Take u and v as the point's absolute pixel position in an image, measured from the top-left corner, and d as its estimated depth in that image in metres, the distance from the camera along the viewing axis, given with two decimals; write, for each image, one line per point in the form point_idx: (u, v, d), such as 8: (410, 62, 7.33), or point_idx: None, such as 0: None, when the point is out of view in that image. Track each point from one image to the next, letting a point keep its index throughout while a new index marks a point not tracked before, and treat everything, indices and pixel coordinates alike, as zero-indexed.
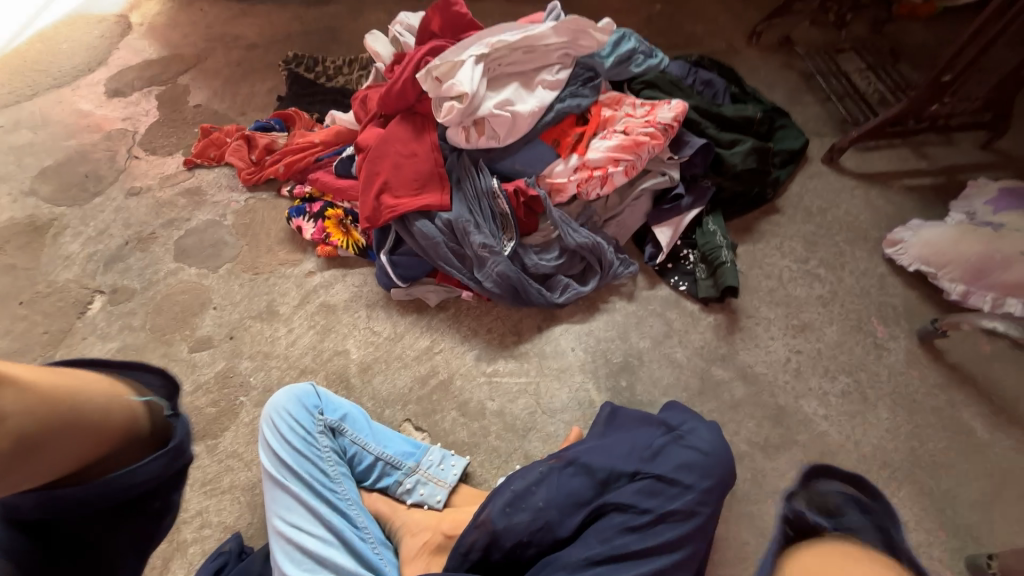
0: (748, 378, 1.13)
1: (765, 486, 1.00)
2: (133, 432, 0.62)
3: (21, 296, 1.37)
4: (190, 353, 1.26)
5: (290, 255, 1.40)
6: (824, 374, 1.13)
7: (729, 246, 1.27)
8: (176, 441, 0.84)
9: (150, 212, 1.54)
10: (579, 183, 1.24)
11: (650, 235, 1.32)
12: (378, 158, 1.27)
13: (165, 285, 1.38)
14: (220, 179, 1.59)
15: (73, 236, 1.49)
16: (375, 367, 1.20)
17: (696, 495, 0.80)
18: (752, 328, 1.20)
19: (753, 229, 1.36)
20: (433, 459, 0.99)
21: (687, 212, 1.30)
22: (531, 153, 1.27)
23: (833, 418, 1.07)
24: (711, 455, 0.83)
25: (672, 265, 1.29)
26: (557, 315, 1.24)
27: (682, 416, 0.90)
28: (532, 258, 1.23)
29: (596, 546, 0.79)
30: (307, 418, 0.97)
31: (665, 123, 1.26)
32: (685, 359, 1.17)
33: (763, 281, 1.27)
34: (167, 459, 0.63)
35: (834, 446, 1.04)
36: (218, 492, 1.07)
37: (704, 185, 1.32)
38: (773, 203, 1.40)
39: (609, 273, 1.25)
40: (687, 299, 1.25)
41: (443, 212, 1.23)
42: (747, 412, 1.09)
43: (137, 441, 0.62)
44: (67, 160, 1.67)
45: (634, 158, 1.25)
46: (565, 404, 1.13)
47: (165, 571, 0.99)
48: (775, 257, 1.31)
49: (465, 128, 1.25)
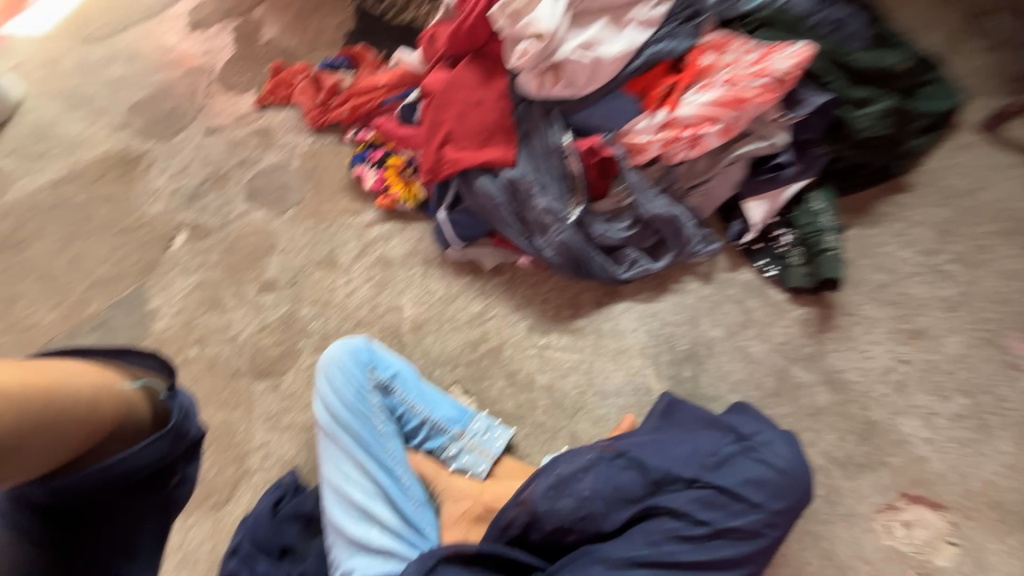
0: (837, 385, 0.99)
1: (839, 507, 0.90)
2: (128, 416, 0.69)
3: (118, 226, 1.48)
4: (259, 294, 1.31)
5: (351, 204, 1.39)
6: (933, 392, 0.96)
7: (835, 229, 1.08)
8: (181, 420, 0.73)
9: (225, 151, 1.58)
10: (664, 143, 1.09)
11: (738, 209, 1.15)
12: (443, 105, 1.18)
13: (238, 226, 1.43)
14: (288, 121, 1.59)
15: (159, 172, 1.57)
16: (427, 326, 1.19)
17: (762, 516, 0.74)
18: (850, 328, 1.03)
19: (870, 210, 1.14)
20: (478, 427, 0.98)
21: (789, 184, 1.10)
22: (610, 105, 1.13)
23: (937, 444, 0.92)
24: (786, 474, 0.75)
25: (760, 246, 1.12)
26: (619, 291, 1.14)
27: (755, 425, 0.80)
28: (599, 227, 1.12)
29: (641, 546, 0.75)
30: (360, 373, 0.98)
31: (781, 73, 1.05)
32: (762, 355, 1.04)
33: (873, 274, 1.07)
34: (168, 442, 0.71)
35: (932, 475, 0.90)
36: (281, 427, 1.15)
37: (815, 152, 1.11)
38: (900, 180, 1.15)
39: (685, 250, 1.11)
40: (773, 287, 1.10)
41: (507, 169, 1.14)
42: (829, 423, 0.96)
43: (132, 427, 0.69)
44: (154, 95, 1.73)
45: (734, 117, 1.07)
46: (619, 388, 1.06)
47: (236, 491, 1.10)
48: (892, 246, 1.10)
49: (539, 73, 1.11)
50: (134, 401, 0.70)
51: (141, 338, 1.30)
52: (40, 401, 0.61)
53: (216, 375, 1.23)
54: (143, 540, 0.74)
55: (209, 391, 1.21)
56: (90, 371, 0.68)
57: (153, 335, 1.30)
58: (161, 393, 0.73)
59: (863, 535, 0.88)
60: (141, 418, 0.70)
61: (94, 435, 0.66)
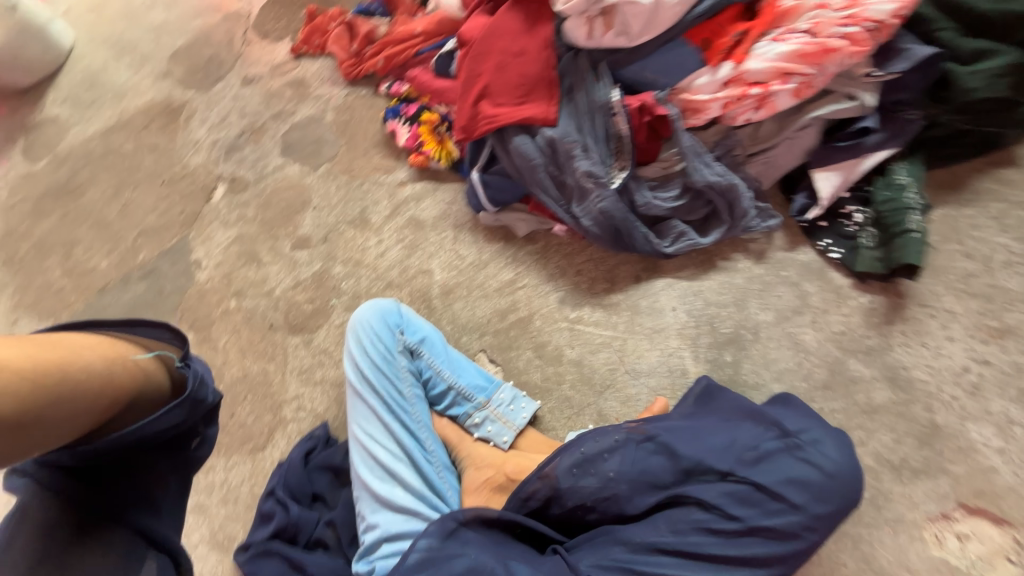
0: (899, 383, 0.89)
1: (885, 513, 0.83)
2: (146, 382, 0.71)
3: (163, 176, 1.51)
4: (293, 250, 1.32)
5: (384, 161, 1.35)
6: (1015, 399, 0.85)
7: (922, 209, 0.94)
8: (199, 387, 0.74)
9: (261, 102, 1.55)
10: (726, 103, 0.97)
11: (805, 181, 1.02)
12: (481, 55, 1.09)
13: (273, 180, 1.43)
14: (323, 71, 1.54)
15: (200, 122, 1.58)
16: (457, 292, 1.16)
17: (802, 519, 0.69)
18: (923, 320, 0.92)
19: (965, 186, 0.98)
20: (503, 398, 0.97)
21: (871, 154, 0.97)
22: (667, 57, 1.00)
23: (1011, 456, 0.83)
24: (834, 478, 0.70)
25: (826, 224, 1.01)
26: (661, 266, 1.06)
27: (802, 421, 0.74)
28: (644, 195, 1.03)
29: (665, 534, 0.72)
30: (389, 335, 0.98)
31: (878, 19, 0.89)
32: (815, 344, 0.95)
33: (960, 262, 0.94)
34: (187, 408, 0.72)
35: (1000, 489, 0.82)
36: (313, 382, 1.18)
37: (909, 116, 0.96)
38: (1009, 152, 0.98)
39: (739, 225, 1.01)
40: (837, 271, 0.99)
41: (547, 128, 1.05)
42: (885, 423, 0.88)
43: (151, 393, 0.71)
44: (193, 41, 1.70)
45: (813, 72, 0.93)
46: (652, 368, 1.01)
47: (271, 438, 1.15)
48: (988, 230, 0.95)
49: (588, 19, 0.99)
50: (150, 369, 0.72)
51: (185, 287, 1.35)
52: (60, 367, 0.62)
53: (253, 327, 1.26)
54: (167, 502, 0.75)
55: (247, 342, 1.25)
56: (103, 344, 0.69)
57: (196, 285, 1.35)
58: (176, 361, 0.74)
59: (910, 544, 0.82)
60: (159, 386, 0.72)
61: (115, 401, 0.67)
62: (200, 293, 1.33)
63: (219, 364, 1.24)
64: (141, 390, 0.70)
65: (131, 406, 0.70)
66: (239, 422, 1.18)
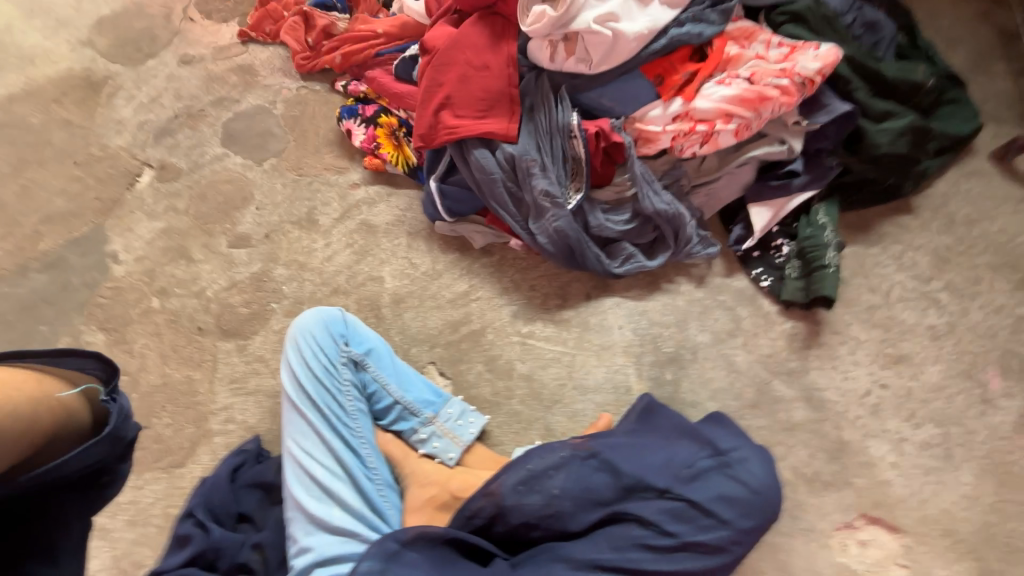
0: (814, 403, 0.99)
1: (800, 522, 0.91)
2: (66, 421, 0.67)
3: (76, 156, 1.35)
4: (229, 249, 1.22)
5: (336, 162, 1.29)
6: (906, 419, 0.97)
7: (837, 246, 1.05)
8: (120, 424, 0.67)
9: (201, 85, 1.44)
10: (675, 136, 1.03)
11: (742, 214, 1.11)
12: (445, 65, 1.08)
13: (210, 171, 1.32)
14: (273, 60, 1.45)
15: (126, 101, 1.42)
16: (408, 301, 1.13)
17: (730, 533, 0.73)
18: (835, 346, 1.02)
19: (872, 228, 1.11)
20: (451, 412, 0.95)
21: (797, 194, 1.07)
22: (624, 87, 1.04)
23: (902, 469, 0.94)
24: (759, 494, 0.75)
25: (758, 254, 1.10)
26: (611, 285, 1.10)
27: (733, 440, 0.79)
28: (597, 217, 1.07)
29: (605, 550, 0.75)
30: (332, 346, 0.93)
31: (806, 75, 0.99)
32: (745, 365, 1.03)
33: (866, 295, 1.06)
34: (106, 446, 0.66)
35: (893, 499, 0.92)
36: (244, 392, 1.09)
37: (829, 163, 1.07)
38: (906, 201, 1.13)
39: (682, 251, 1.07)
40: (766, 297, 1.07)
41: (507, 145, 1.06)
42: (802, 440, 0.96)
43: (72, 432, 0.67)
44: (123, 11, 1.55)
45: (752, 116, 1.01)
46: (599, 384, 1.04)
47: (192, 454, 1.05)
48: (888, 268, 1.08)
49: (552, 43, 1.03)
50: (72, 407, 0.68)
51: (95, 282, 1.21)
52: None
53: (177, 331, 1.15)
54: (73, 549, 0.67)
55: (169, 346, 1.14)
56: (28, 380, 0.66)
57: (109, 280, 1.21)
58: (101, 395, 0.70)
59: (819, 550, 0.90)
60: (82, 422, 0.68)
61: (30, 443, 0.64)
62: (114, 290, 1.20)
63: (133, 370, 1.12)
64: (62, 428, 0.67)
65: (45, 447, 0.66)
66: (154, 436, 1.06)
